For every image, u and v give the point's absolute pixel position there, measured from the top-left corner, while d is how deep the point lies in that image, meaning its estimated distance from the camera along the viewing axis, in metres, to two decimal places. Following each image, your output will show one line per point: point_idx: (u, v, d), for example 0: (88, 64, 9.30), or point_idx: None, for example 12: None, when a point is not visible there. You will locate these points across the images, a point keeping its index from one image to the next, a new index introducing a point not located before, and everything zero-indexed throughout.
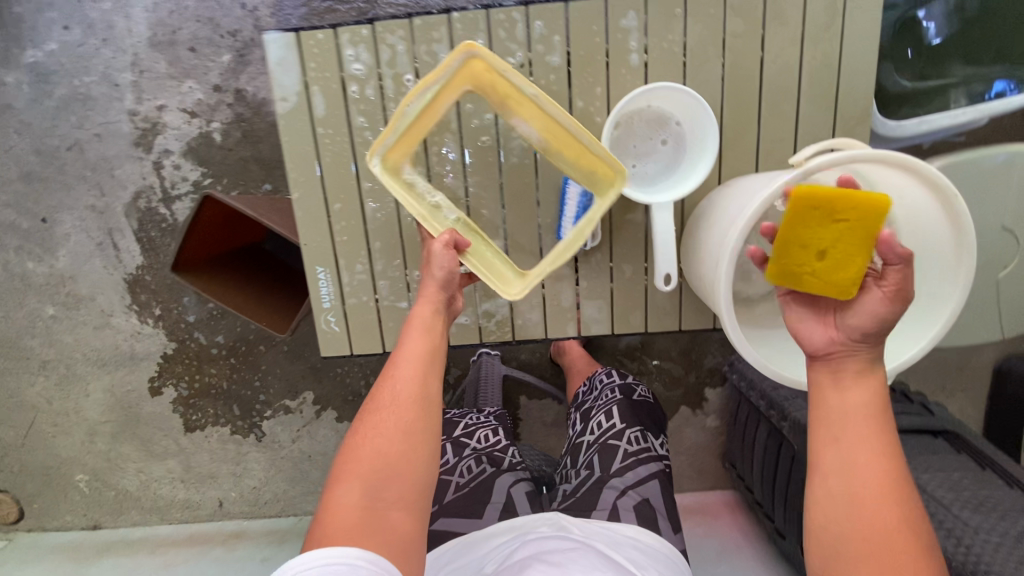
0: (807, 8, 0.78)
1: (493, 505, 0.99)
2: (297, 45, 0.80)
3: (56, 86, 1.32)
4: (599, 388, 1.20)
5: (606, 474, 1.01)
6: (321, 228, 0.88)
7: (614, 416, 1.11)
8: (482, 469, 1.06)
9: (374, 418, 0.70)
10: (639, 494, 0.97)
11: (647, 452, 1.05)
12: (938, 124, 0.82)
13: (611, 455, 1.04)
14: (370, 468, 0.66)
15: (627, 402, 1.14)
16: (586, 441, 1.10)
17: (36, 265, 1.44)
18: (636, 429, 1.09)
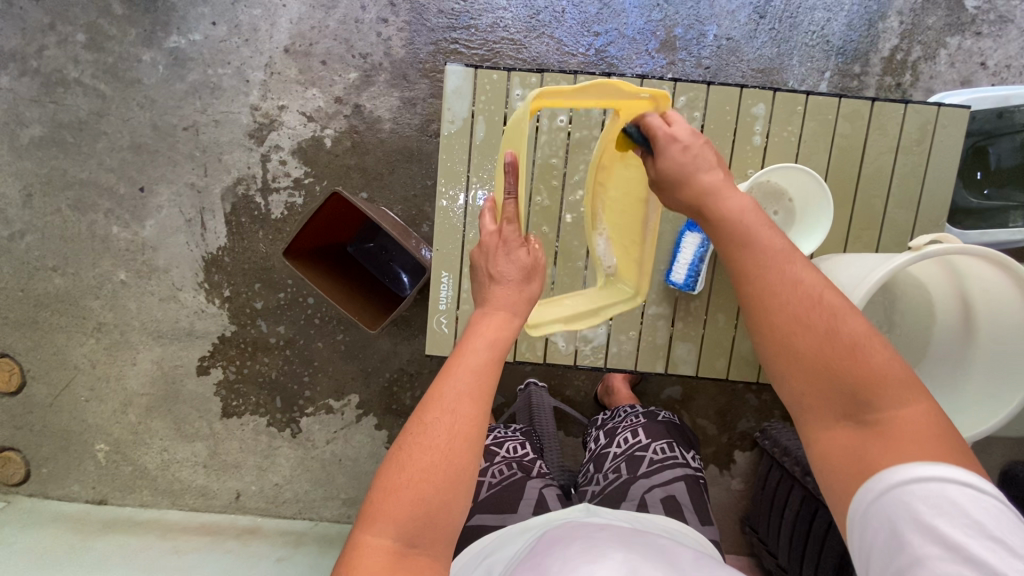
0: (904, 125, 0.93)
1: (526, 501, 1.08)
2: (474, 79, 0.92)
3: (191, 72, 1.42)
4: (621, 414, 1.30)
5: (634, 475, 1.09)
6: (454, 237, 0.97)
7: (641, 434, 1.19)
8: (513, 472, 1.17)
9: (414, 452, 0.65)
10: (665, 491, 1.05)
11: (672, 459, 1.13)
12: (998, 238, 0.96)
13: (637, 464, 1.12)
14: (405, 517, 0.61)
15: (653, 422, 1.22)
16: (612, 453, 1.19)
17: (121, 230, 1.49)
18: (661, 441, 1.17)
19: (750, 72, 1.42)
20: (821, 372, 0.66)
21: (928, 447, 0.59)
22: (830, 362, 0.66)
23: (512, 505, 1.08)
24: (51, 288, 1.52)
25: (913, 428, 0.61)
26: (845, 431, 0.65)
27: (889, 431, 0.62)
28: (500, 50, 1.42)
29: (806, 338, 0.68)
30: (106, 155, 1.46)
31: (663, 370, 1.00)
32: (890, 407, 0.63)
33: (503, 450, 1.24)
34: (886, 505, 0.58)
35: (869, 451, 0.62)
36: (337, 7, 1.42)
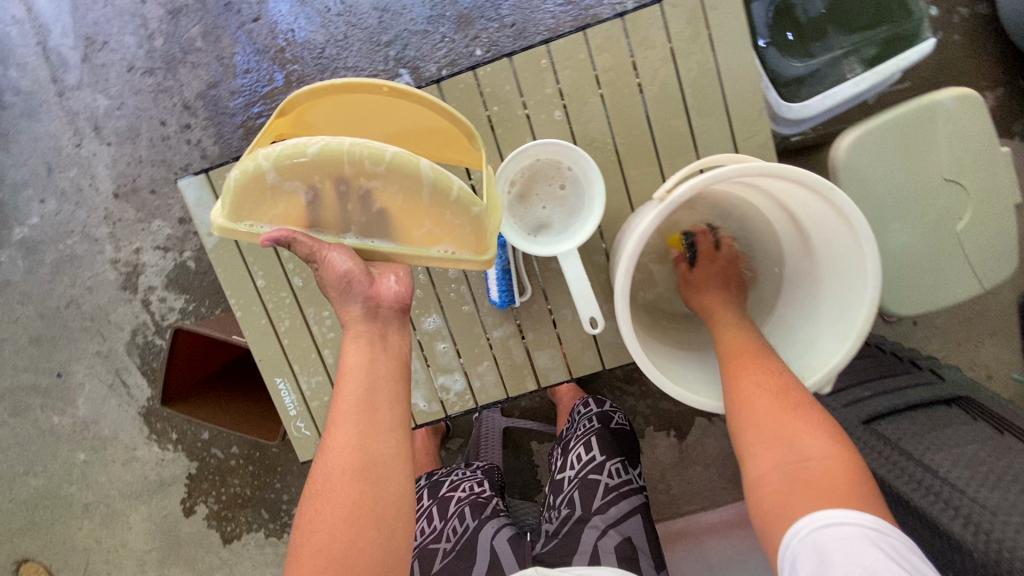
0: (668, 26, 0.78)
1: (479, 565, 0.95)
2: (209, 185, 0.86)
3: (45, 253, 1.44)
4: (577, 421, 1.13)
5: (587, 512, 0.96)
6: (270, 341, 0.91)
7: (594, 448, 1.03)
8: (466, 527, 1.00)
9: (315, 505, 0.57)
10: (620, 531, 0.94)
11: (628, 485, 0.99)
12: (841, 95, 0.80)
13: (592, 492, 0.98)
14: (320, 574, 0.54)
15: (606, 431, 1.06)
16: (566, 477, 1.03)
17: (61, 417, 1.54)
18: (615, 457, 1.02)
19: (559, 8, 1.27)
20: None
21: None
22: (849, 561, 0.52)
23: (467, 575, 0.94)
24: (32, 489, 1.60)
25: None
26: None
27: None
28: None
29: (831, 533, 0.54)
30: (16, 357, 1.51)
31: (536, 385, 0.92)
32: None
33: (459, 493, 1.07)
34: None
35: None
36: (141, 134, 1.39)
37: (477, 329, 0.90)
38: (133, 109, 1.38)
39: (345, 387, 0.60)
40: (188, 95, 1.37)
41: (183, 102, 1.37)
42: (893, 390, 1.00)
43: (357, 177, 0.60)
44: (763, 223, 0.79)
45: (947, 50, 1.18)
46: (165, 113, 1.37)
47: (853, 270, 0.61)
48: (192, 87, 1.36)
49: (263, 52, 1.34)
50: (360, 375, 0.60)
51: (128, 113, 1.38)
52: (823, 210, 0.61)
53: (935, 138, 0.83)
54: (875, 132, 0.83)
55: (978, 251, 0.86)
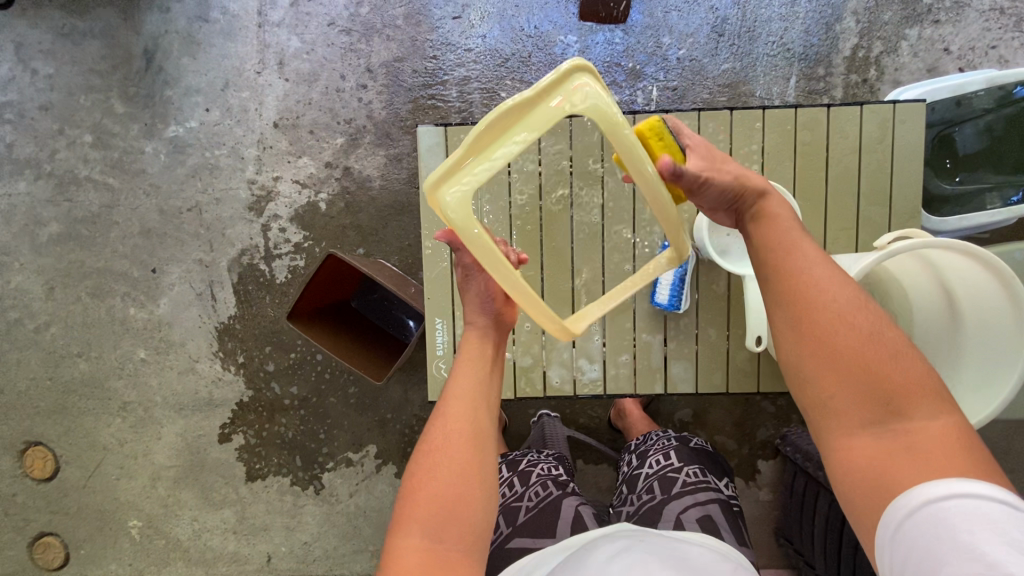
0: (863, 125, 0.96)
1: (563, 524, 0.97)
2: (445, 137, 0.98)
3: (190, 156, 1.52)
4: (653, 437, 1.21)
5: (667, 496, 1.01)
6: (444, 285, 1.01)
7: (672, 456, 1.11)
8: (550, 492, 1.04)
9: (429, 458, 0.70)
10: (701, 510, 0.97)
11: (707, 484, 1.04)
12: (979, 221, 0.96)
13: (670, 483, 1.04)
14: (431, 514, 0.65)
15: (684, 446, 1.14)
16: (643, 474, 1.11)
17: (137, 310, 1.57)
18: (693, 464, 1.08)
19: (717, 87, 1.47)
20: (852, 381, 0.63)
21: (956, 463, 0.57)
22: (868, 376, 0.63)
23: (551, 529, 0.97)
24: (77, 373, 1.59)
25: (938, 437, 0.59)
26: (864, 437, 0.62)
27: (911, 444, 0.60)
28: (475, 98, 1.50)
29: (865, 357, 0.63)
30: (119, 242, 1.55)
31: (662, 390, 1.02)
32: (920, 415, 0.61)
33: (538, 469, 1.12)
34: (908, 545, 0.55)
35: (893, 461, 0.59)
36: (318, 80, 1.51)
37: (629, 326, 1.01)
38: (319, 57, 1.51)
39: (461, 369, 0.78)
40: (374, 60, 1.51)
41: (367, 65, 1.51)
42: None
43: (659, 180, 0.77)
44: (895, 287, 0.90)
45: None
46: (347, 69, 1.51)
47: (1007, 349, 0.75)
48: (379, 55, 1.51)
49: (452, 45, 1.50)
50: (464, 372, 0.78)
51: (314, 59, 1.51)
52: (993, 295, 0.75)
53: None
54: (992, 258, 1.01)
55: None
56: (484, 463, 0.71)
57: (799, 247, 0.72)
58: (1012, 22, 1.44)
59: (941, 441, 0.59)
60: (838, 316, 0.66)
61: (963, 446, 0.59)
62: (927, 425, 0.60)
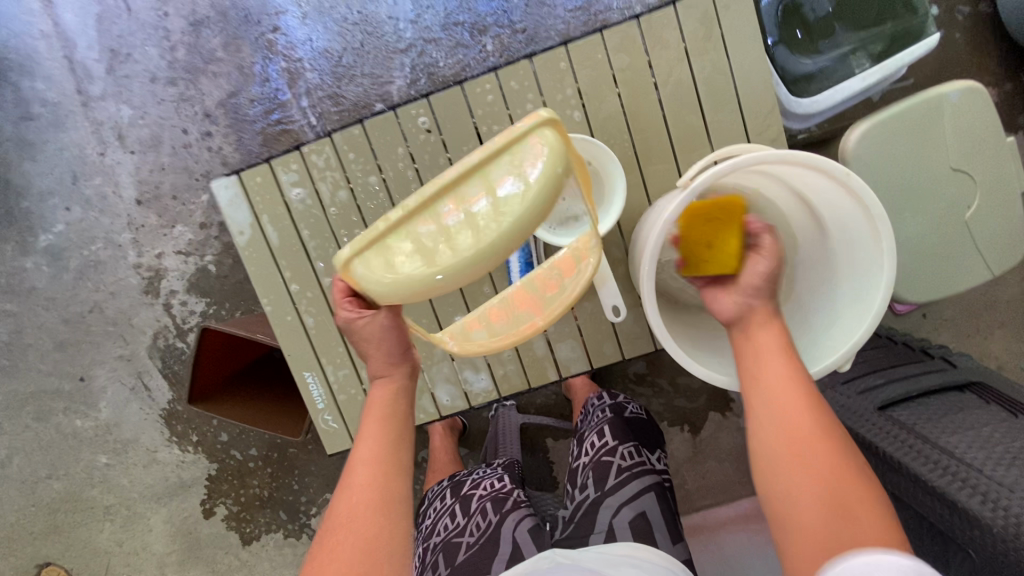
0: (682, 27, 0.82)
1: (500, 557, 0.93)
2: (241, 185, 0.89)
3: (70, 259, 1.47)
4: (590, 413, 1.13)
5: (601, 494, 0.96)
6: (300, 338, 0.94)
7: (606, 434, 1.03)
8: (488, 522, 0.98)
9: (330, 544, 0.61)
10: (633, 509, 0.92)
11: (642, 465, 0.98)
12: (849, 89, 0.83)
13: (605, 473, 0.98)
14: None
15: (619, 418, 1.06)
16: (581, 463, 1.03)
17: (83, 420, 1.57)
18: (629, 444, 1.01)
19: (569, 13, 1.31)
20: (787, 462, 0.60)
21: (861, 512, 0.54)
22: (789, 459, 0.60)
23: (490, 566, 0.93)
24: (54, 493, 1.63)
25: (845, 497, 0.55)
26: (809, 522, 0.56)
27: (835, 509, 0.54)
28: (323, 109, 1.38)
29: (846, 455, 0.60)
30: (40, 362, 1.54)
31: (558, 376, 0.94)
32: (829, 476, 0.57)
33: (480, 490, 1.05)
34: None
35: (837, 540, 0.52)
36: (163, 142, 1.42)
37: None
38: (155, 118, 1.42)
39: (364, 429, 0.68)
40: (209, 103, 1.40)
41: (204, 111, 1.41)
42: (907, 378, 1.03)
43: (770, 261, 0.69)
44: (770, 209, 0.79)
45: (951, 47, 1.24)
46: (187, 121, 1.41)
47: (870, 253, 0.63)
48: (213, 95, 1.40)
49: (281, 61, 1.38)
50: (370, 431, 0.68)
51: (151, 121, 1.42)
52: (839, 197, 0.64)
53: (942, 134, 0.86)
54: (889, 122, 0.86)
55: (986, 237, 0.89)
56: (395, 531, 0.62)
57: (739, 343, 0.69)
58: None
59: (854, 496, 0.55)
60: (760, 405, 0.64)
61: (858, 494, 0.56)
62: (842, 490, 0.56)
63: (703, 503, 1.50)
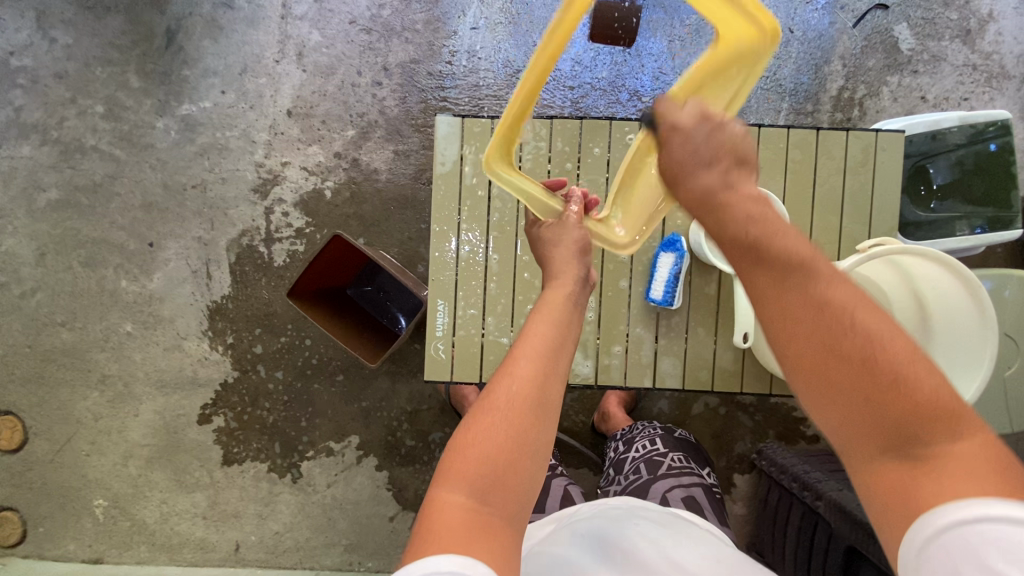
0: (847, 149, 1.03)
1: (550, 500, 1.07)
2: (461, 126, 1.03)
3: (201, 135, 1.55)
4: (640, 424, 1.24)
5: (653, 477, 1.05)
6: (448, 269, 1.04)
7: (658, 443, 1.15)
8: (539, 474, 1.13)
9: (484, 419, 0.69)
10: (685, 491, 1.01)
11: (691, 469, 1.07)
12: (947, 246, 1.06)
13: (656, 467, 1.08)
14: (477, 474, 0.64)
15: (670, 435, 1.18)
16: (630, 457, 1.14)
17: (129, 283, 1.56)
18: (678, 451, 1.12)
19: None
20: (886, 404, 0.63)
21: (991, 480, 0.58)
22: (883, 398, 0.63)
23: (539, 508, 1.06)
24: (59, 342, 1.57)
25: (972, 461, 0.60)
26: (894, 465, 0.63)
27: (943, 465, 0.60)
28: (485, 104, 1.57)
29: (861, 382, 0.64)
30: (118, 214, 1.56)
31: (650, 384, 1.05)
32: (947, 443, 0.61)
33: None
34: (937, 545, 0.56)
35: (920, 484, 0.61)
36: (335, 73, 1.56)
37: (623, 320, 1.05)
38: (338, 52, 1.57)
39: (533, 328, 0.77)
40: (390, 60, 1.57)
41: (384, 64, 1.57)
42: None
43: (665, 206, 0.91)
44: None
45: None
46: (364, 66, 1.57)
47: (973, 354, 0.83)
48: (396, 55, 1.57)
49: (467, 53, 1.57)
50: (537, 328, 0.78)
51: (333, 53, 1.57)
52: (962, 303, 0.83)
53: (1001, 306, 1.08)
54: None
55: (1014, 396, 1.09)
56: (537, 428, 0.69)
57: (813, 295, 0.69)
58: (982, 78, 1.57)
59: (972, 458, 0.60)
60: (879, 352, 0.65)
61: (982, 467, 0.59)
62: (963, 443, 0.61)
63: None
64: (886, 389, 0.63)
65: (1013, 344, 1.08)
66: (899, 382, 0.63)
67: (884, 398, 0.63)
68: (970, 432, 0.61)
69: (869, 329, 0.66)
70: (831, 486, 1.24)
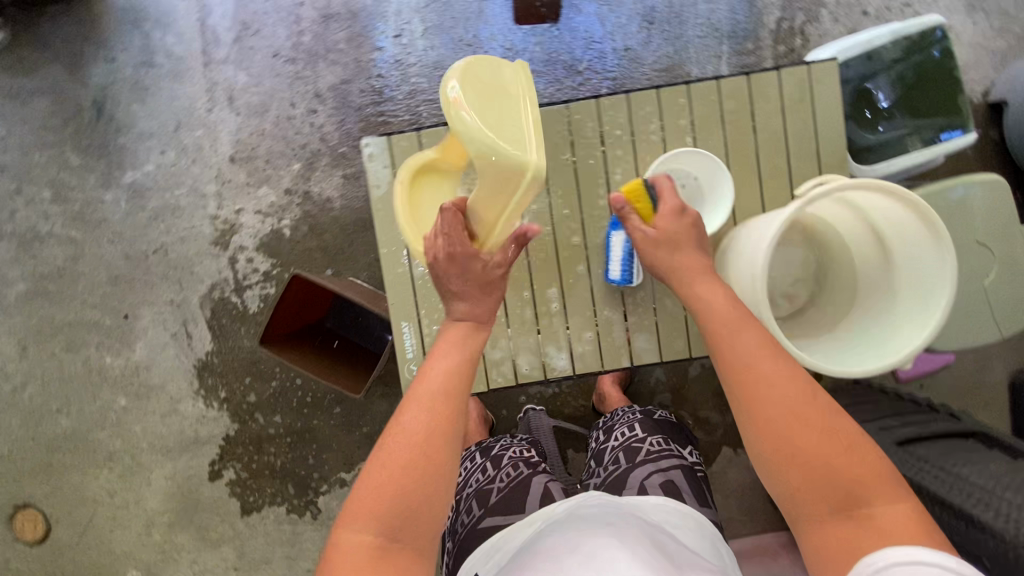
0: (782, 88, 1.00)
1: (532, 498, 1.12)
2: (388, 145, 1.01)
3: (150, 200, 1.54)
4: (618, 410, 1.26)
5: (631, 465, 1.08)
6: (405, 290, 1.03)
7: (636, 428, 1.17)
8: (521, 472, 1.19)
9: (384, 459, 0.76)
10: (663, 475, 1.04)
11: (670, 451, 1.10)
12: (905, 163, 1.03)
13: (635, 453, 1.10)
14: (383, 517, 0.72)
15: (649, 418, 1.20)
16: (610, 446, 1.16)
17: (113, 359, 1.57)
18: (656, 434, 1.15)
19: (654, 73, 1.53)
20: (815, 462, 0.71)
21: (909, 532, 0.66)
22: (816, 452, 0.71)
23: (522, 506, 1.11)
24: (59, 429, 1.59)
25: (897, 522, 0.67)
26: (833, 523, 0.70)
27: (877, 526, 0.67)
28: (424, 110, 1.54)
29: (799, 453, 0.72)
30: (87, 293, 1.56)
31: (629, 363, 1.05)
32: (878, 501, 0.69)
33: (509, 453, 1.27)
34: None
35: (852, 541, 0.68)
36: (269, 110, 1.54)
37: (589, 306, 1.04)
38: (267, 88, 1.54)
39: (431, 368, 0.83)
40: (321, 85, 1.54)
41: (315, 91, 1.54)
42: (919, 422, 1.16)
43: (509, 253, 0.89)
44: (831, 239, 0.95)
45: (962, 161, 1.52)
46: (297, 97, 1.54)
47: (936, 278, 0.78)
48: (326, 79, 1.55)
49: (396, 63, 1.54)
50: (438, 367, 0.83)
51: (263, 90, 1.54)
52: (913, 227, 0.79)
53: (970, 214, 1.05)
54: (928, 198, 1.05)
55: (997, 302, 1.06)
56: (440, 466, 0.76)
57: (752, 355, 0.78)
58: None
59: (900, 510, 0.68)
60: (809, 419, 0.73)
61: (906, 517, 0.67)
62: (886, 494, 0.69)
63: None
64: (811, 445, 0.72)
65: (988, 252, 1.05)
66: (828, 446, 0.71)
67: (814, 460, 0.71)
68: (894, 494, 0.69)
69: (793, 391, 0.75)
70: None
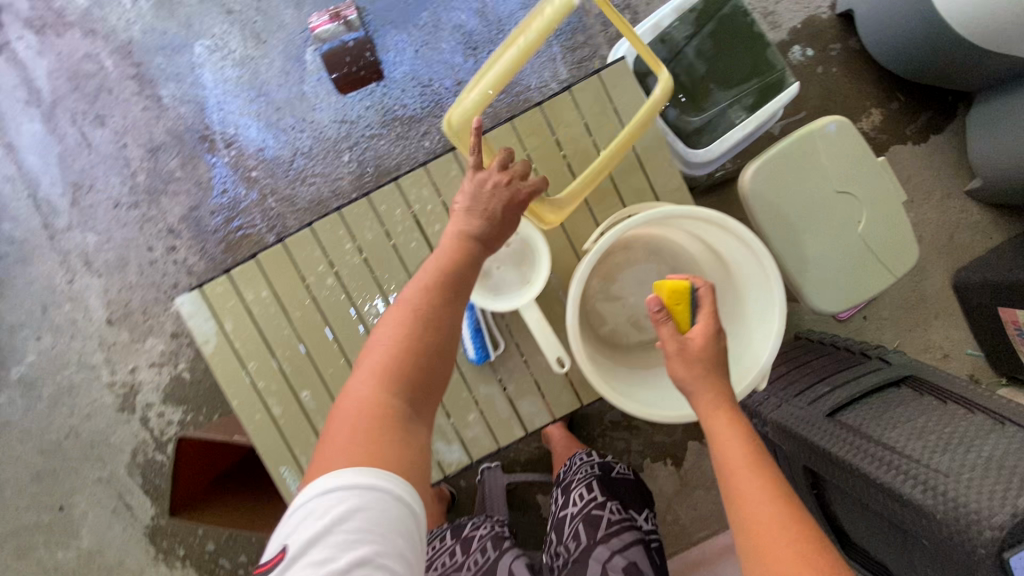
0: (579, 107, 0.93)
1: None
2: (202, 297, 0.96)
3: (44, 388, 1.49)
4: (578, 465, 1.21)
5: (591, 545, 1.04)
6: (272, 434, 0.97)
7: (595, 489, 1.12)
8: (488, 558, 1.10)
9: (392, 332, 0.72)
10: (626, 555, 1.02)
11: (629, 521, 1.07)
12: (735, 138, 0.95)
13: (595, 526, 1.06)
14: (397, 382, 0.69)
15: (607, 475, 1.15)
16: (569, 514, 1.11)
17: (64, 552, 1.53)
18: (615, 498, 1.11)
19: (494, 97, 1.46)
20: None
21: None
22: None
23: None
24: None
25: None
26: None
27: None
28: (280, 210, 1.47)
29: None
30: (17, 497, 1.52)
31: (524, 431, 0.98)
32: None
33: (480, 532, 1.17)
34: None
35: None
36: (129, 261, 1.49)
37: (463, 387, 0.98)
38: (120, 240, 1.49)
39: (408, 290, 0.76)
40: (171, 219, 1.49)
41: (168, 227, 1.49)
42: (850, 381, 1.09)
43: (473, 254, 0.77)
44: (683, 266, 0.99)
45: (830, 82, 1.44)
46: (152, 239, 1.49)
47: (765, 284, 0.82)
48: (174, 212, 1.49)
49: (237, 172, 1.48)
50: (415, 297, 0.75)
51: (116, 243, 1.49)
52: (729, 240, 0.83)
53: (822, 165, 0.98)
54: (774, 163, 0.97)
55: (878, 245, 0.99)
56: (442, 358, 0.73)
57: (749, 479, 0.68)
58: None
59: None
60: (797, 546, 0.62)
61: None
62: None
63: (702, 535, 1.49)
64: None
65: (852, 199, 0.98)
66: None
67: None
68: None
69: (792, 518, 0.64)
70: (772, 406, 1.17)
